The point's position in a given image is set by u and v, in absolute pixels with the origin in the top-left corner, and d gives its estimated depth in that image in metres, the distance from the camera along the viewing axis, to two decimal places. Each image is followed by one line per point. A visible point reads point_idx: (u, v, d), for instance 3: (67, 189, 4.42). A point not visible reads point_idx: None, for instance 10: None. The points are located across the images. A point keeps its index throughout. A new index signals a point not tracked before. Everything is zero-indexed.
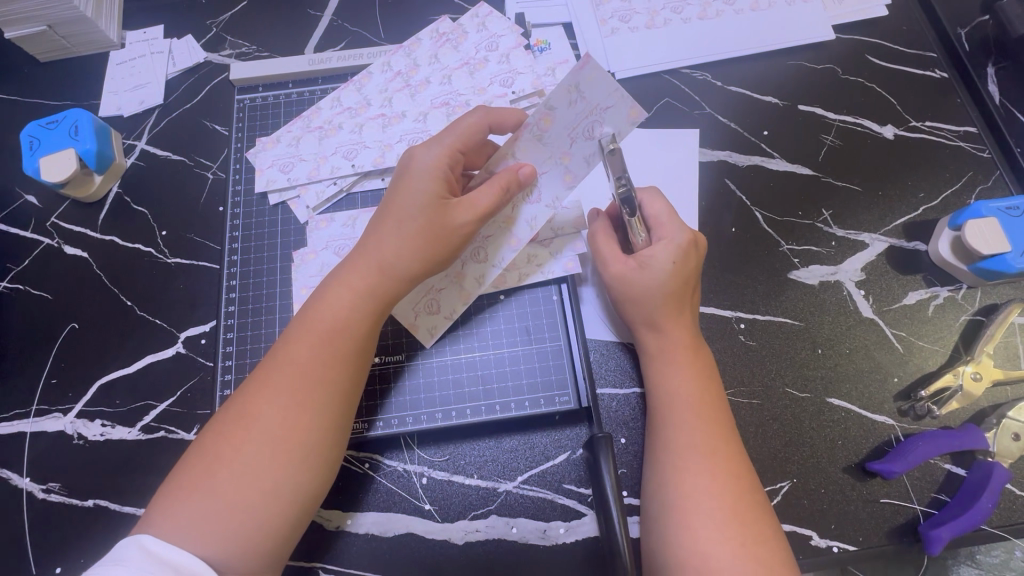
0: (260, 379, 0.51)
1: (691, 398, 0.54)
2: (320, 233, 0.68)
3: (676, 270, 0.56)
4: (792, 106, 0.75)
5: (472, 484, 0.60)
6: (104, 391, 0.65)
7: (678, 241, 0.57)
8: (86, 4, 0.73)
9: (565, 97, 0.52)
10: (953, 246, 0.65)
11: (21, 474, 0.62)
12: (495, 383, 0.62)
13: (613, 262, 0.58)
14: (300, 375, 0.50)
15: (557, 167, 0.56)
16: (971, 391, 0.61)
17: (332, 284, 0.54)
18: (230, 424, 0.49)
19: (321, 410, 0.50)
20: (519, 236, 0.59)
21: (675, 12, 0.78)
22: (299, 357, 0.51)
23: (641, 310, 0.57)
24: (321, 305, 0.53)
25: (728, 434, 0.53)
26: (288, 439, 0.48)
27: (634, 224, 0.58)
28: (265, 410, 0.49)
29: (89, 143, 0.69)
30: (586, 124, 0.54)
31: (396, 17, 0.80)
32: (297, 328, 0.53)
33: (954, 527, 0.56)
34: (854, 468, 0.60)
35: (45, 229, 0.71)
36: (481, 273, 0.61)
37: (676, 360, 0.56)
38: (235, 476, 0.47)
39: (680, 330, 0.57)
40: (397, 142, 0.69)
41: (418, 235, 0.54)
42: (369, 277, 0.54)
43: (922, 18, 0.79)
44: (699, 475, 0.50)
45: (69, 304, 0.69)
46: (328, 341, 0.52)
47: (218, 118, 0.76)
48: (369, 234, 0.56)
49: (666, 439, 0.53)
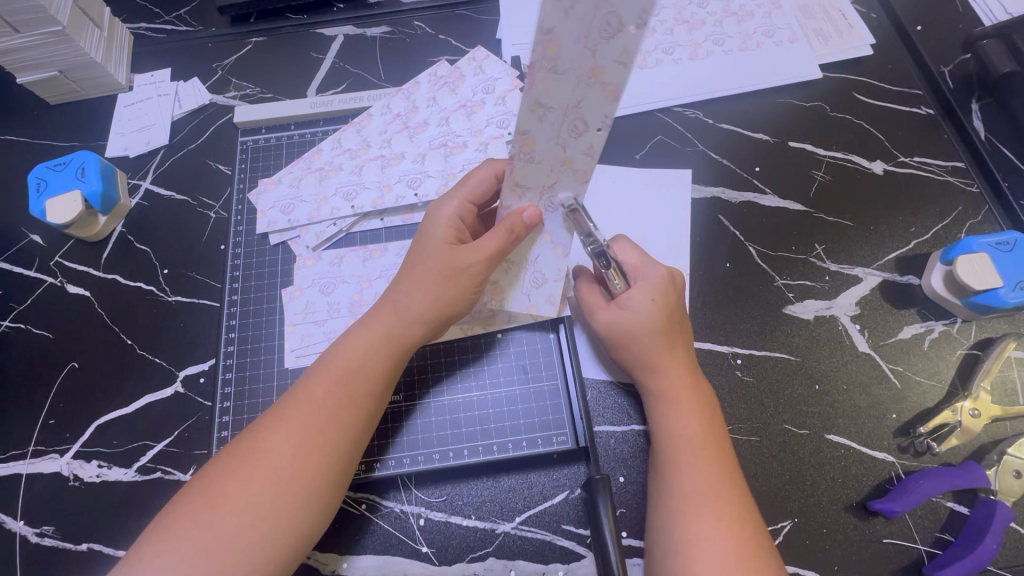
0: (277, 414, 0.51)
1: (697, 440, 0.54)
2: (307, 271, 0.69)
3: (656, 305, 0.57)
4: (782, 144, 0.77)
5: (470, 525, 0.60)
6: (100, 432, 0.65)
7: (651, 280, 0.58)
8: (96, 50, 0.76)
9: (558, 6, 0.37)
10: (945, 280, 0.66)
11: (15, 518, 0.62)
12: (494, 423, 0.62)
13: (596, 312, 0.60)
14: (314, 415, 0.51)
15: (590, 89, 0.42)
16: (970, 427, 0.60)
17: (361, 326, 0.56)
18: (238, 458, 0.49)
19: (330, 451, 0.50)
20: (560, 240, 0.57)
21: (666, 53, 0.81)
22: (317, 395, 0.52)
23: (632, 353, 0.58)
24: (348, 342, 0.55)
25: (733, 477, 0.53)
26: (296, 477, 0.48)
27: (610, 274, 0.58)
28: (276, 445, 0.49)
29: (94, 185, 0.71)
30: (597, 24, 0.38)
31: (396, 60, 0.82)
32: (319, 366, 0.54)
33: (958, 569, 0.55)
34: (856, 507, 0.60)
35: (49, 268, 0.72)
36: (535, 278, 0.60)
37: (677, 402, 0.56)
38: (236, 513, 0.46)
39: (684, 369, 0.57)
40: (396, 183, 0.71)
41: (442, 286, 0.55)
42: (397, 319, 0.55)
43: (905, 58, 0.82)
44: (706, 519, 0.49)
45: (69, 344, 0.69)
46: (347, 380, 0.53)
47: (221, 158, 0.78)
48: (398, 280, 0.57)
49: (669, 480, 0.53)
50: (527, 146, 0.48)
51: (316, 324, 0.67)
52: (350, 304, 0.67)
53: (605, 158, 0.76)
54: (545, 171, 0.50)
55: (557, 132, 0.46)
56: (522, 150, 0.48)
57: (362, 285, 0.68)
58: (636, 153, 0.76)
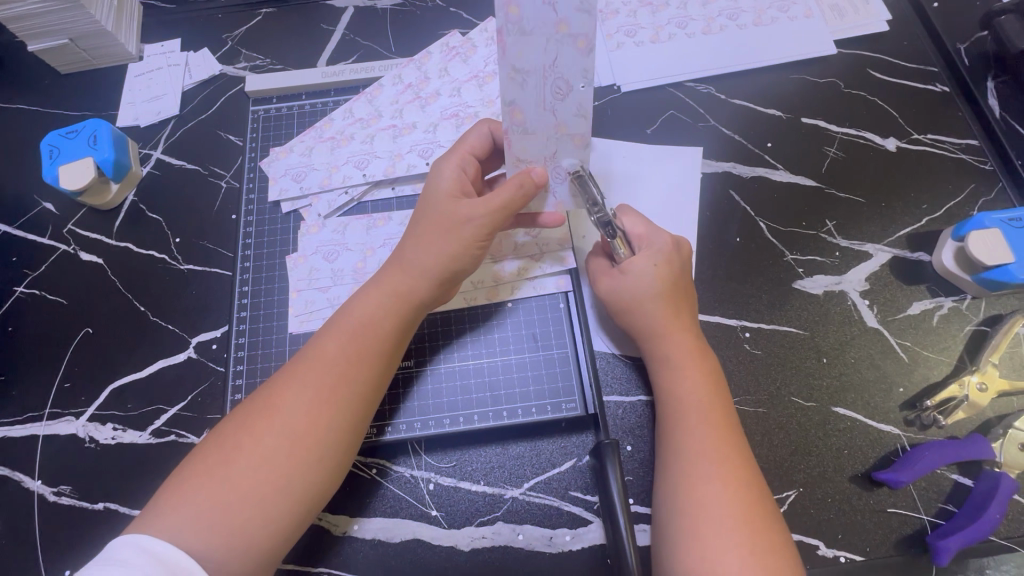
0: (291, 371, 0.52)
1: (702, 403, 0.54)
2: (311, 238, 0.69)
3: (659, 272, 0.58)
4: (796, 119, 0.76)
5: (479, 490, 0.60)
6: (115, 395, 0.66)
7: (656, 248, 0.59)
8: (107, 19, 0.76)
9: None
10: (956, 256, 0.66)
11: (33, 477, 0.63)
12: (503, 390, 0.63)
13: (601, 281, 0.61)
14: (327, 372, 0.51)
15: None
16: (977, 401, 0.61)
17: (371, 287, 0.56)
18: (253, 415, 0.50)
19: (342, 409, 0.51)
20: (577, 129, 0.52)
21: (680, 27, 0.80)
22: (330, 351, 0.52)
23: (632, 320, 0.59)
24: (358, 301, 0.55)
25: (738, 443, 0.53)
26: (309, 433, 0.49)
27: (617, 244, 0.59)
28: (291, 401, 0.50)
29: (106, 152, 0.71)
30: None
31: (406, 31, 0.82)
32: (328, 326, 0.55)
33: (962, 538, 0.56)
34: (861, 478, 0.60)
35: (62, 235, 0.73)
36: (557, 172, 0.56)
37: (682, 366, 0.56)
38: (251, 468, 0.47)
39: (689, 335, 0.58)
40: (407, 153, 0.71)
41: (444, 236, 0.55)
42: (405, 280, 0.56)
43: (922, 33, 0.81)
44: (711, 482, 0.50)
45: (83, 310, 0.70)
46: (357, 337, 0.53)
47: (232, 129, 0.78)
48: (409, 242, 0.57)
49: (675, 445, 0.53)
50: (512, 12, 0.44)
51: (320, 291, 0.67)
52: (353, 271, 0.67)
53: (615, 132, 0.76)
54: (541, 45, 0.46)
55: None
56: (509, 21, 0.44)
57: (366, 253, 0.68)
58: (648, 127, 0.76)
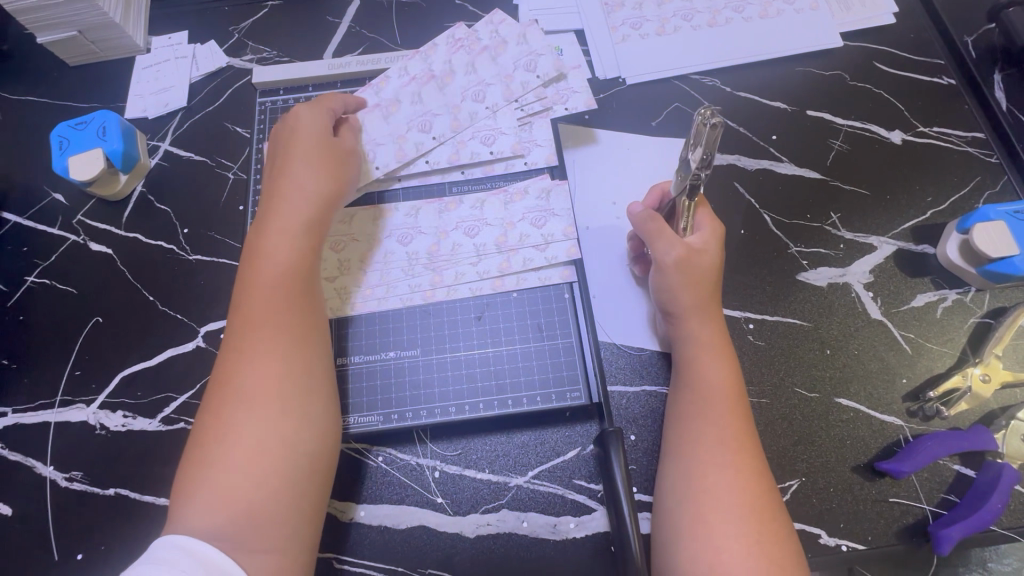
0: (228, 341, 0.52)
1: (724, 389, 0.55)
2: None
3: (717, 261, 0.59)
4: (801, 112, 0.76)
5: (484, 478, 0.61)
6: (125, 383, 0.67)
7: (716, 230, 0.60)
8: (114, 11, 0.76)
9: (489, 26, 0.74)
10: (960, 248, 0.66)
11: (45, 463, 0.64)
12: (507, 378, 0.64)
13: (670, 250, 0.58)
14: (266, 329, 0.52)
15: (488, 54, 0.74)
16: (980, 392, 0.61)
17: (269, 232, 0.57)
18: (216, 399, 0.50)
19: (289, 358, 0.52)
20: (408, 145, 0.71)
21: (685, 20, 0.80)
22: (254, 308, 0.53)
23: (685, 294, 0.58)
24: (257, 250, 0.56)
25: (751, 431, 0.54)
26: (264, 390, 0.50)
27: (687, 214, 0.59)
28: (243, 371, 0.50)
29: (116, 143, 0.72)
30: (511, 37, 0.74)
31: (412, 24, 0.82)
32: (244, 288, 0.54)
33: (963, 527, 0.56)
34: (863, 468, 0.61)
35: (72, 226, 0.74)
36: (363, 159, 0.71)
37: (708, 352, 0.57)
38: (228, 447, 0.48)
39: (715, 324, 0.59)
40: (409, 132, 0.72)
41: (321, 160, 0.62)
42: (295, 218, 0.58)
43: (928, 26, 0.81)
44: (724, 470, 0.51)
45: (93, 299, 0.71)
46: (279, 288, 0.54)
47: (239, 121, 0.78)
48: (275, 175, 0.61)
49: (694, 431, 0.54)
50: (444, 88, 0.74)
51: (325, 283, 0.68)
52: (359, 262, 0.68)
53: (619, 124, 0.76)
54: (439, 103, 0.72)
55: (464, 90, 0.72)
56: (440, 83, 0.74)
57: (372, 244, 0.68)
58: (653, 120, 0.76)
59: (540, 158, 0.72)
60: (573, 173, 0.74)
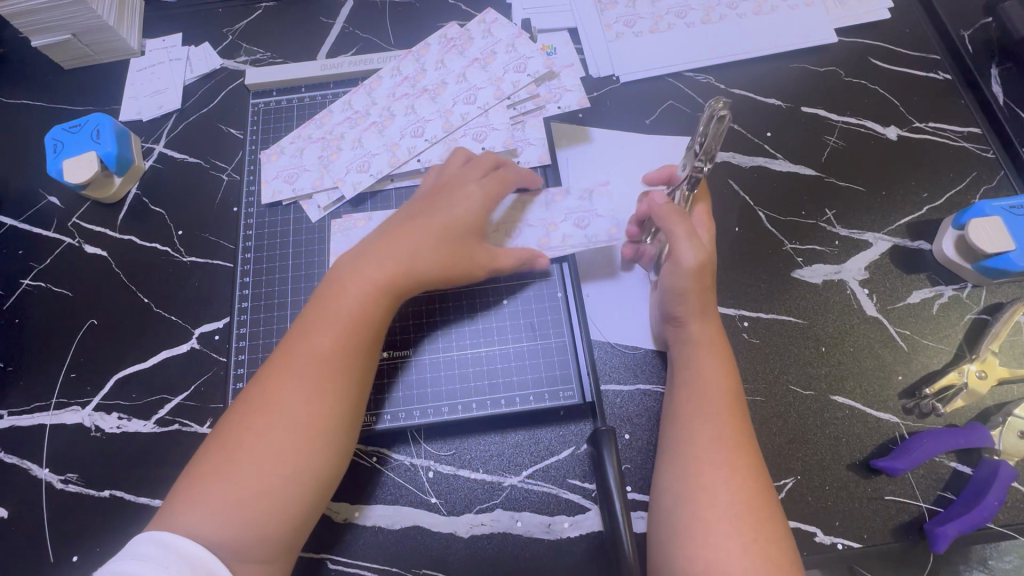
0: (281, 365, 0.52)
1: (721, 388, 0.55)
2: (356, 231, 0.69)
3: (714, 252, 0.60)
4: (795, 108, 0.76)
5: (478, 478, 0.61)
6: (120, 385, 0.67)
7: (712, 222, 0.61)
8: (108, 13, 0.76)
9: (480, 30, 0.75)
10: (956, 244, 0.66)
11: (41, 465, 0.64)
12: (502, 378, 0.64)
13: (693, 252, 0.56)
14: (321, 366, 0.52)
15: (477, 64, 0.73)
16: (976, 389, 0.61)
17: (352, 271, 0.56)
18: (253, 413, 0.50)
19: (339, 399, 0.51)
20: (401, 152, 0.71)
21: (678, 17, 0.80)
22: (321, 345, 0.52)
23: (694, 295, 0.57)
24: (339, 286, 0.55)
25: (749, 432, 0.54)
26: (304, 422, 0.50)
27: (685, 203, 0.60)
28: (288, 398, 0.50)
29: (110, 147, 0.72)
30: (503, 44, 0.73)
31: (406, 24, 0.82)
32: (315, 320, 0.54)
33: (960, 525, 0.56)
34: (859, 466, 0.60)
35: (67, 229, 0.74)
36: (362, 165, 0.71)
37: (708, 352, 0.57)
38: (255, 466, 0.48)
39: (711, 321, 0.58)
40: (402, 139, 0.71)
41: (453, 244, 0.58)
42: (381, 269, 0.56)
43: (925, 21, 0.80)
44: (720, 467, 0.51)
45: (89, 302, 0.71)
46: (347, 332, 0.53)
47: (233, 122, 0.78)
48: (390, 239, 0.57)
49: (691, 430, 0.54)
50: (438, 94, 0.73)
51: None
52: None
53: (612, 122, 0.76)
54: (432, 110, 0.72)
55: (458, 97, 0.72)
56: (432, 91, 0.73)
57: None
58: (647, 117, 0.76)
59: (533, 157, 0.71)
60: (567, 172, 0.74)
